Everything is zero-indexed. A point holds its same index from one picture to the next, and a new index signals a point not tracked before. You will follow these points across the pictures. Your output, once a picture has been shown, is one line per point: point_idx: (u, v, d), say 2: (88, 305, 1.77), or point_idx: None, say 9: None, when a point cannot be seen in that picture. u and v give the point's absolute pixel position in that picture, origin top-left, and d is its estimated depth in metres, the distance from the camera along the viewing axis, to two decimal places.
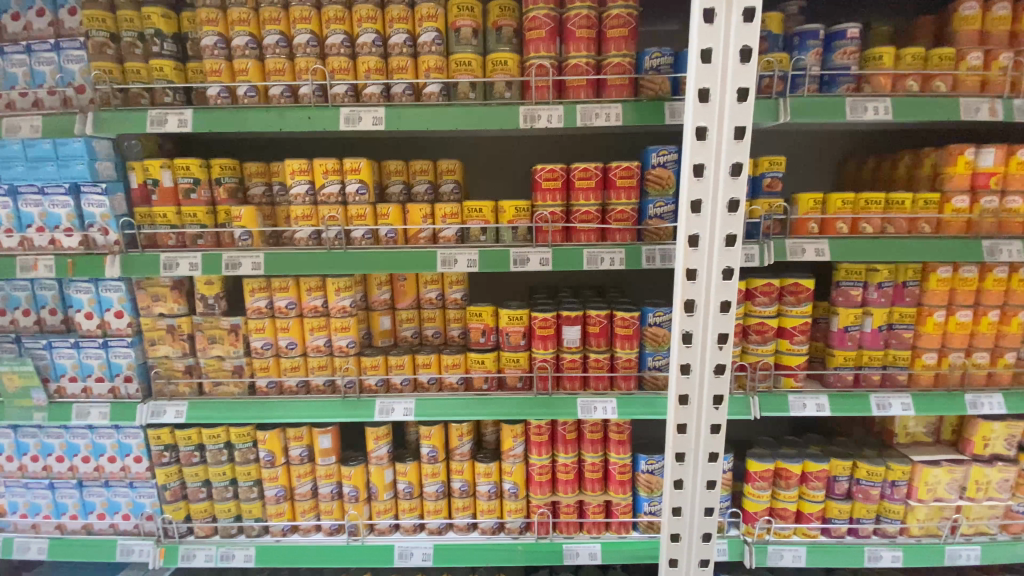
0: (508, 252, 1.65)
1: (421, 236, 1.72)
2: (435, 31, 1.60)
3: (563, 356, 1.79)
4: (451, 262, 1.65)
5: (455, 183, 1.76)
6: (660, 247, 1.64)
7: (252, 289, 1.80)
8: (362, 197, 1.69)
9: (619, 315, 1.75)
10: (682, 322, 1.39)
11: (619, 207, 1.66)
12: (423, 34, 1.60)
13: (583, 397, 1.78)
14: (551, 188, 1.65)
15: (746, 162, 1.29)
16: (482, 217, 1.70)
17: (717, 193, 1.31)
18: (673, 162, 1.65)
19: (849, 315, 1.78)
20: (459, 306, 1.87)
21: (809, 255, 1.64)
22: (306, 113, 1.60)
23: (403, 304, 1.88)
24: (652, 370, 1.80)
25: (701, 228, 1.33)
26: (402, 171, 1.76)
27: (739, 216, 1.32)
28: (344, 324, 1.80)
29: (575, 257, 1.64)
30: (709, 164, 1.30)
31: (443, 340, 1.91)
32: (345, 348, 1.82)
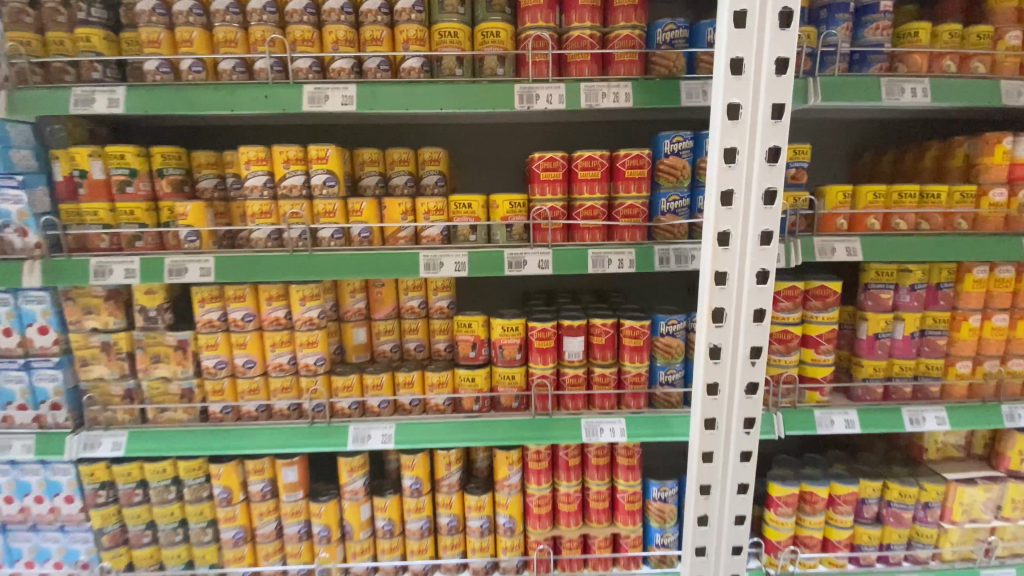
0: (502, 254, 1.43)
1: (400, 236, 1.48)
2: None
3: (564, 372, 1.58)
4: (436, 265, 1.43)
5: (439, 175, 1.52)
6: (675, 247, 1.43)
7: (201, 298, 1.54)
8: (330, 191, 1.45)
9: (627, 324, 1.55)
10: (709, 335, 1.18)
11: (628, 201, 1.45)
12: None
13: (587, 417, 1.56)
14: (551, 180, 1.44)
15: (785, 146, 1.09)
16: (470, 213, 1.47)
17: (752, 182, 1.11)
18: (688, 150, 1.46)
19: (879, 321, 1.60)
20: (445, 315, 1.64)
21: (840, 254, 1.46)
22: (262, 91, 1.36)
23: (380, 314, 1.64)
24: (664, 387, 1.59)
25: (733, 224, 1.13)
26: (378, 161, 1.52)
27: (776, 209, 1.12)
28: (311, 339, 1.56)
29: (579, 259, 1.42)
30: (742, 148, 1.10)
31: (426, 354, 1.67)
32: (313, 367, 1.57)
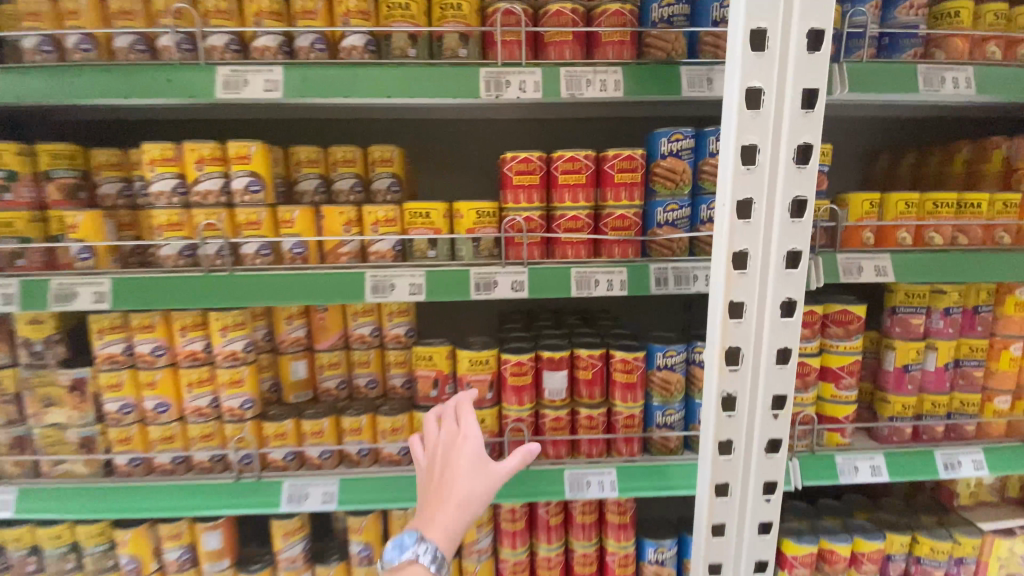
0: (467, 273, 1.16)
1: (342, 252, 1.20)
2: None
3: (544, 414, 1.32)
4: (386, 288, 1.15)
5: (392, 178, 1.25)
6: (674, 265, 1.19)
7: (99, 328, 1.26)
8: (254, 198, 1.18)
9: (617, 357, 1.30)
10: (722, 381, 0.93)
11: (618, 210, 1.20)
12: None
13: (571, 468, 1.31)
14: (526, 186, 1.18)
15: (817, 144, 0.86)
16: (429, 224, 1.20)
17: (777, 190, 0.87)
18: (690, 151, 1.21)
19: (909, 350, 1.38)
20: (402, 345, 1.37)
21: (868, 274, 1.23)
22: (165, 74, 1.10)
23: (322, 345, 1.37)
24: (661, 430, 1.34)
25: (753, 243, 0.88)
26: (317, 161, 1.26)
27: (806, 224, 0.88)
28: (236, 377, 1.28)
29: (561, 280, 1.16)
30: (765, 146, 0.85)
31: (381, 392, 1.40)
32: (239, 412, 1.30)
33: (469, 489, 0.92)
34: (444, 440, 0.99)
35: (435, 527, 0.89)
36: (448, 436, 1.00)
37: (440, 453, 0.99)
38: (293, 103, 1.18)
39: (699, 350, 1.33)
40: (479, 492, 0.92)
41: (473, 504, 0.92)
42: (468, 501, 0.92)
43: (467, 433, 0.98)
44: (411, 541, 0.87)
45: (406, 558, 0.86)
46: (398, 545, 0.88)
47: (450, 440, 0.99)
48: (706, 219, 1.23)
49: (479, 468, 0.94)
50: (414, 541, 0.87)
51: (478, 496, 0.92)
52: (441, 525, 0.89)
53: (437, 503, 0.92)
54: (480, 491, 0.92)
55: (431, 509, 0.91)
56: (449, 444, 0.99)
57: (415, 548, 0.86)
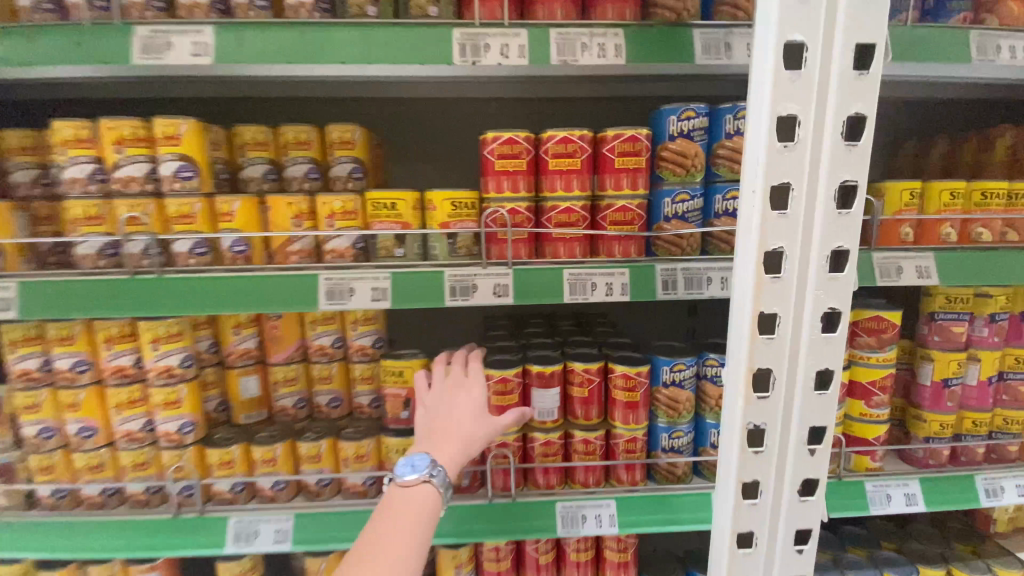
0: (442, 276, 0.97)
1: (292, 251, 1.01)
2: None
3: (533, 439, 1.15)
4: (344, 294, 0.97)
5: (353, 163, 1.06)
6: (684, 266, 1.00)
7: (11, 341, 1.07)
8: (186, 186, 0.99)
9: (618, 372, 1.13)
10: (748, 411, 0.75)
11: (618, 201, 1.02)
12: None
13: (564, 501, 1.13)
14: (511, 172, 1.00)
15: (873, 116, 0.68)
16: (397, 218, 1.01)
17: (820, 174, 0.69)
18: (703, 132, 1.03)
19: (949, 363, 1.21)
20: (370, 358, 1.19)
21: (909, 276, 1.06)
22: (69, 35, 0.90)
23: (276, 358, 1.18)
24: (667, 456, 1.16)
25: (790, 241, 0.70)
26: (265, 144, 1.07)
27: (856, 217, 0.70)
28: (172, 397, 1.10)
29: (552, 284, 0.97)
30: (807, 118, 0.67)
31: (346, 412, 1.23)
32: (177, 437, 1.12)
33: (473, 424, 0.94)
34: (453, 384, 0.99)
35: (442, 453, 0.89)
36: (455, 376, 1.01)
37: (444, 391, 0.99)
38: (223, 70, 0.97)
39: (711, 364, 1.16)
40: (482, 432, 0.94)
41: (476, 441, 0.93)
42: (472, 436, 0.93)
43: (474, 376, 1.00)
44: (425, 461, 0.86)
45: (417, 477, 0.84)
46: (408, 465, 0.86)
47: (457, 379, 1.00)
48: (721, 211, 1.06)
49: (482, 410, 0.97)
50: (427, 462, 0.86)
51: (481, 433, 0.94)
52: (448, 452, 0.89)
53: (442, 433, 0.91)
54: (483, 430, 0.94)
55: (437, 438, 0.91)
56: (455, 382, 1.00)
57: (428, 468, 0.85)
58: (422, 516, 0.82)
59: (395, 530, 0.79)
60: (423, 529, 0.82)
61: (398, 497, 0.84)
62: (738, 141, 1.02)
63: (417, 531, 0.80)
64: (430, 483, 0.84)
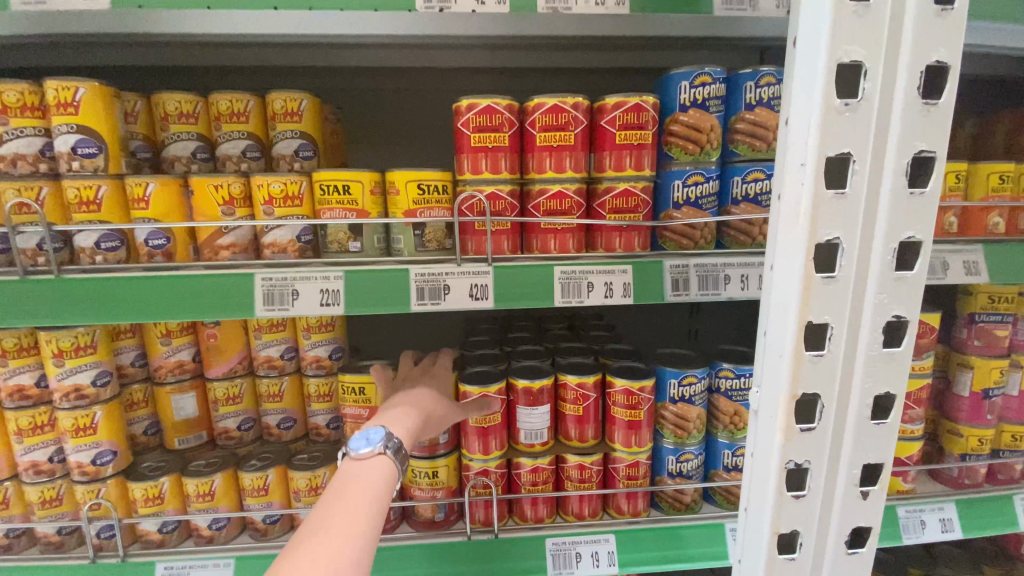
0: (408, 275, 0.79)
1: (223, 246, 0.83)
2: None
3: (519, 466, 0.98)
4: (286, 297, 0.79)
5: (300, 138, 0.89)
6: (697, 261, 0.83)
7: None
8: (88, 165, 0.81)
9: (618, 387, 0.96)
10: (788, 447, 0.59)
11: (620, 184, 0.85)
12: None
13: (555, 537, 0.97)
14: (490, 148, 0.82)
15: (958, 65, 0.51)
16: (351, 205, 0.83)
17: (889, 142, 0.52)
18: (721, 101, 0.87)
19: (991, 370, 1.06)
20: (327, 371, 1.02)
21: (956, 273, 0.90)
22: None
23: (214, 373, 1.00)
24: (674, 483, 1.01)
25: (849, 230, 0.54)
26: (193, 117, 0.89)
27: (930, 199, 0.54)
28: (84, 422, 0.92)
29: (540, 284, 0.80)
30: (875, 66, 0.51)
31: (300, 434, 1.06)
32: (92, 469, 0.94)
33: (435, 405, 0.88)
34: (418, 372, 0.97)
35: (397, 426, 0.79)
36: (419, 371, 0.97)
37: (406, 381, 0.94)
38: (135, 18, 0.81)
39: (725, 375, 1.00)
40: (439, 415, 0.88)
41: (434, 424, 0.86)
42: (430, 417, 0.86)
43: (438, 371, 0.97)
44: (381, 432, 0.73)
45: (372, 449, 0.71)
46: (362, 438, 0.73)
47: (421, 374, 0.97)
48: (739, 197, 0.90)
49: (445, 398, 0.92)
50: (383, 433, 0.74)
51: (440, 414, 0.88)
52: (405, 423, 0.81)
53: (400, 406, 0.85)
54: (442, 413, 0.88)
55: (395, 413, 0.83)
56: (420, 375, 0.96)
57: (385, 439, 0.73)
58: (375, 490, 0.66)
59: (345, 503, 0.62)
60: (378, 504, 0.65)
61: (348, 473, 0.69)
62: (760, 113, 0.86)
63: (372, 505, 0.64)
64: (386, 455, 0.72)
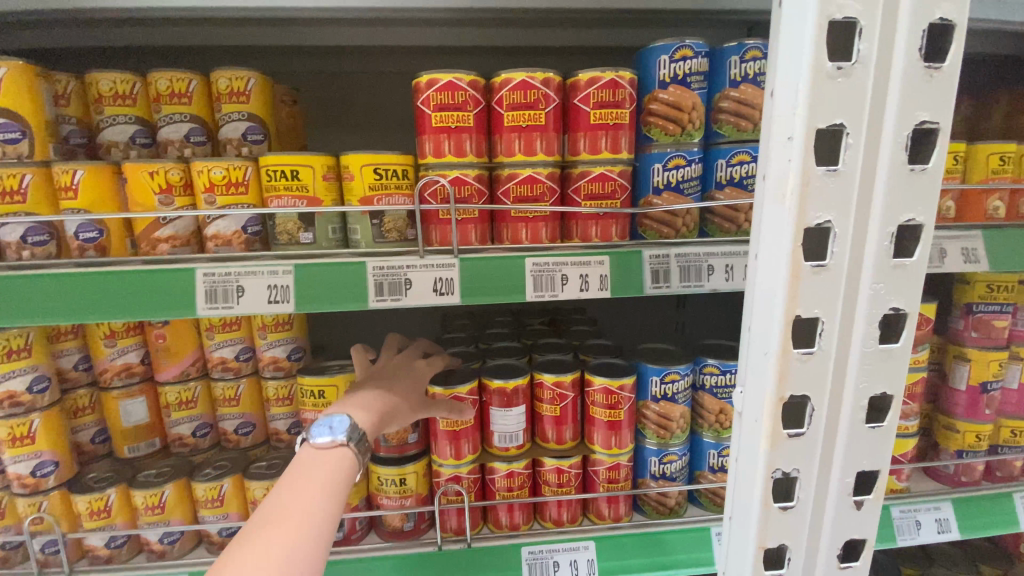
0: (364, 269, 0.72)
1: (162, 238, 0.76)
2: None
3: (493, 472, 0.93)
4: (230, 294, 0.72)
5: (249, 121, 0.82)
6: (678, 251, 0.77)
7: None
8: (9, 151, 0.73)
9: (597, 386, 0.91)
10: (774, 454, 0.53)
11: (596, 168, 0.79)
12: None
13: (531, 546, 0.91)
14: (453, 129, 0.76)
15: (965, 23, 0.45)
16: (302, 192, 0.76)
17: (886, 111, 0.46)
18: (703, 78, 0.80)
19: (989, 364, 1.01)
20: (287, 371, 0.96)
21: (954, 261, 0.84)
22: None
23: (165, 375, 0.93)
24: (657, 486, 0.95)
25: (842, 212, 0.48)
26: (131, 98, 0.81)
27: (933, 176, 0.48)
28: (20, 431, 0.85)
29: (509, 277, 0.73)
30: (871, 24, 0.44)
31: (261, 439, 1.00)
32: (31, 482, 0.87)
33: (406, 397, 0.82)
34: (399, 363, 0.90)
35: (360, 414, 0.72)
36: (401, 361, 0.91)
37: (385, 369, 0.88)
38: None
39: (710, 372, 0.95)
40: (407, 410, 0.81)
41: (401, 416, 0.80)
42: (398, 410, 0.79)
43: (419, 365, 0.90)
44: (346, 422, 0.65)
45: (334, 439, 0.64)
46: (324, 425, 0.65)
47: (403, 364, 0.90)
48: (723, 181, 0.83)
49: (420, 392, 0.86)
50: (348, 424, 0.66)
51: (409, 408, 0.81)
52: (369, 410, 0.74)
53: (366, 393, 0.78)
54: (411, 407, 0.82)
55: (364, 399, 0.76)
56: (401, 366, 0.89)
57: (349, 430, 0.65)
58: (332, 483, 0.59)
59: (299, 493, 0.56)
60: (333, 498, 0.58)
61: (306, 462, 0.61)
62: (746, 91, 0.80)
63: (330, 498, 0.57)
64: (347, 447, 0.64)
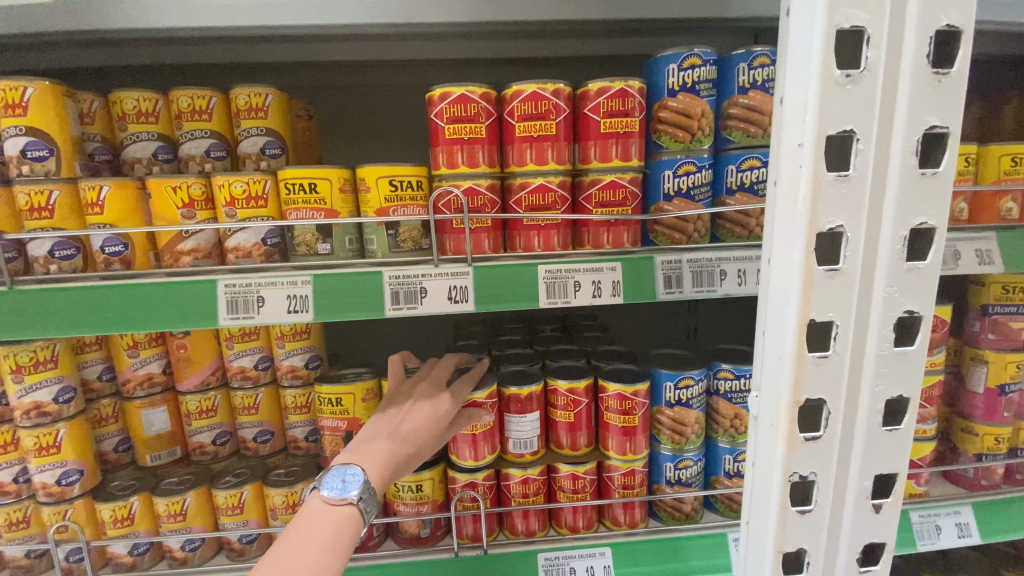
0: (381, 279, 0.73)
1: (184, 251, 0.78)
2: None
3: (508, 480, 0.93)
4: (251, 305, 0.73)
5: (267, 136, 0.84)
6: (690, 257, 0.78)
7: None
8: (38, 168, 0.76)
9: (611, 392, 0.91)
10: (790, 458, 0.54)
11: (606, 176, 0.80)
12: None
13: (547, 552, 0.91)
14: (466, 140, 0.77)
15: (971, 27, 0.46)
16: (319, 204, 0.78)
17: (896, 116, 0.47)
18: (711, 85, 0.81)
19: (1006, 365, 1.00)
20: (304, 380, 0.97)
21: (968, 263, 0.84)
22: None
23: (186, 385, 0.95)
24: (672, 491, 0.96)
25: (853, 217, 0.48)
26: (153, 115, 0.84)
27: (945, 178, 0.49)
28: (46, 441, 0.87)
29: (522, 285, 0.74)
30: (878, 31, 0.45)
31: (279, 447, 1.01)
32: (57, 490, 0.89)
33: (422, 443, 0.77)
34: (425, 391, 0.81)
35: (373, 466, 0.71)
36: (428, 386, 0.81)
37: (406, 399, 0.80)
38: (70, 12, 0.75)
39: (724, 377, 0.95)
40: (419, 453, 0.78)
41: (415, 458, 0.78)
42: (413, 454, 0.77)
43: (443, 396, 0.80)
44: (359, 479, 0.66)
45: (343, 496, 0.65)
46: (337, 477, 0.67)
47: (428, 393, 0.81)
48: (734, 186, 0.84)
49: (440, 431, 0.80)
50: (361, 480, 0.67)
51: (421, 452, 0.78)
52: (381, 463, 0.72)
53: (378, 439, 0.74)
54: (424, 450, 0.79)
55: (379, 448, 0.73)
56: (427, 394, 0.81)
57: (361, 488, 0.66)
58: (336, 535, 0.63)
59: (304, 546, 0.60)
60: (336, 550, 0.62)
61: (316, 509, 0.65)
62: (755, 97, 0.81)
63: (334, 553, 0.61)
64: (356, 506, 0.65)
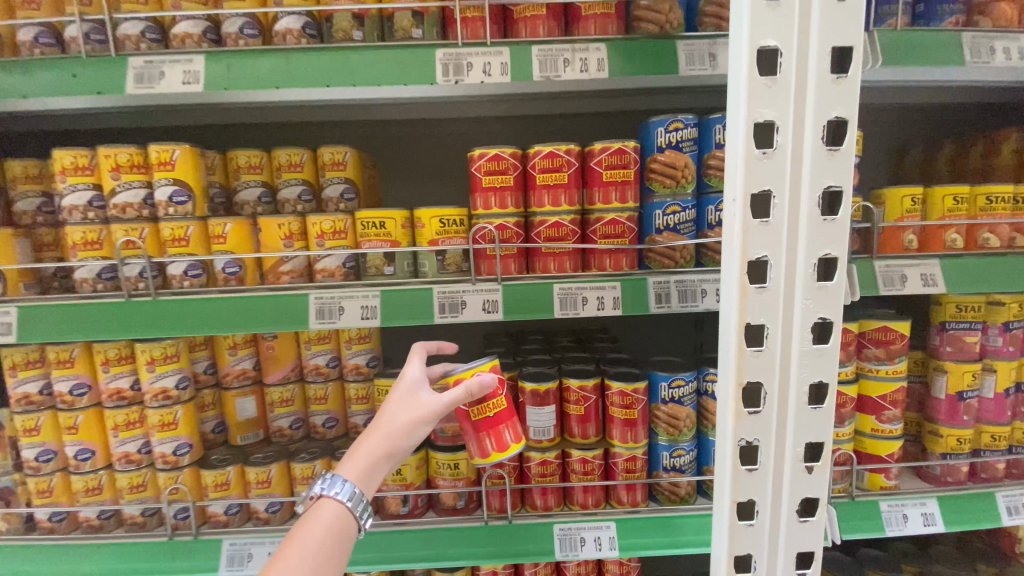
0: (430, 293, 0.95)
1: (283, 271, 1.02)
2: (302, 12, 0.97)
3: (529, 461, 1.12)
4: (334, 313, 0.96)
5: (345, 184, 1.09)
6: (677, 278, 0.98)
7: (9, 364, 1.09)
8: (180, 210, 1.02)
9: (614, 389, 1.10)
10: (737, 425, 0.72)
11: (608, 214, 1.01)
12: (281, 18, 0.97)
13: (562, 523, 1.10)
14: (498, 188, 1.00)
15: (855, 118, 0.66)
16: (386, 236, 1.02)
17: (803, 180, 0.67)
18: (693, 143, 1.02)
19: (963, 375, 1.15)
20: (364, 376, 1.20)
21: (913, 285, 1.01)
22: (69, 68, 0.94)
23: (272, 378, 1.19)
24: (669, 475, 1.13)
25: (774, 249, 0.68)
26: (259, 168, 1.09)
27: (842, 223, 0.68)
28: (168, 419, 1.11)
29: (540, 299, 0.96)
30: (785, 123, 0.65)
31: (342, 432, 1.23)
32: (172, 459, 1.12)
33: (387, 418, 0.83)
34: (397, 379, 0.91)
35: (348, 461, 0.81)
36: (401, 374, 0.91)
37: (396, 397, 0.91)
38: (207, 97, 1.02)
39: (711, 379, 1.13)
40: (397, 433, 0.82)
41: (395, 436, 0.82)
42: (387, 433, 0.82)
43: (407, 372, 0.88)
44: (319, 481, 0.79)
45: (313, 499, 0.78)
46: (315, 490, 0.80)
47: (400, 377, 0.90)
48: (714, 222, 1.04)
49: (404, 399, 0.85)
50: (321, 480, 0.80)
51: (393, 430, 0.82)
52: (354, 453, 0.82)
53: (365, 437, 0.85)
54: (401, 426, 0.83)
55: (362, 446, 0.82)
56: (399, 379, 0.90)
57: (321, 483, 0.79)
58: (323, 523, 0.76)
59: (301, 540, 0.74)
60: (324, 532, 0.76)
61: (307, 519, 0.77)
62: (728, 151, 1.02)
63: (317, 540, 0.75)
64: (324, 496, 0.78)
